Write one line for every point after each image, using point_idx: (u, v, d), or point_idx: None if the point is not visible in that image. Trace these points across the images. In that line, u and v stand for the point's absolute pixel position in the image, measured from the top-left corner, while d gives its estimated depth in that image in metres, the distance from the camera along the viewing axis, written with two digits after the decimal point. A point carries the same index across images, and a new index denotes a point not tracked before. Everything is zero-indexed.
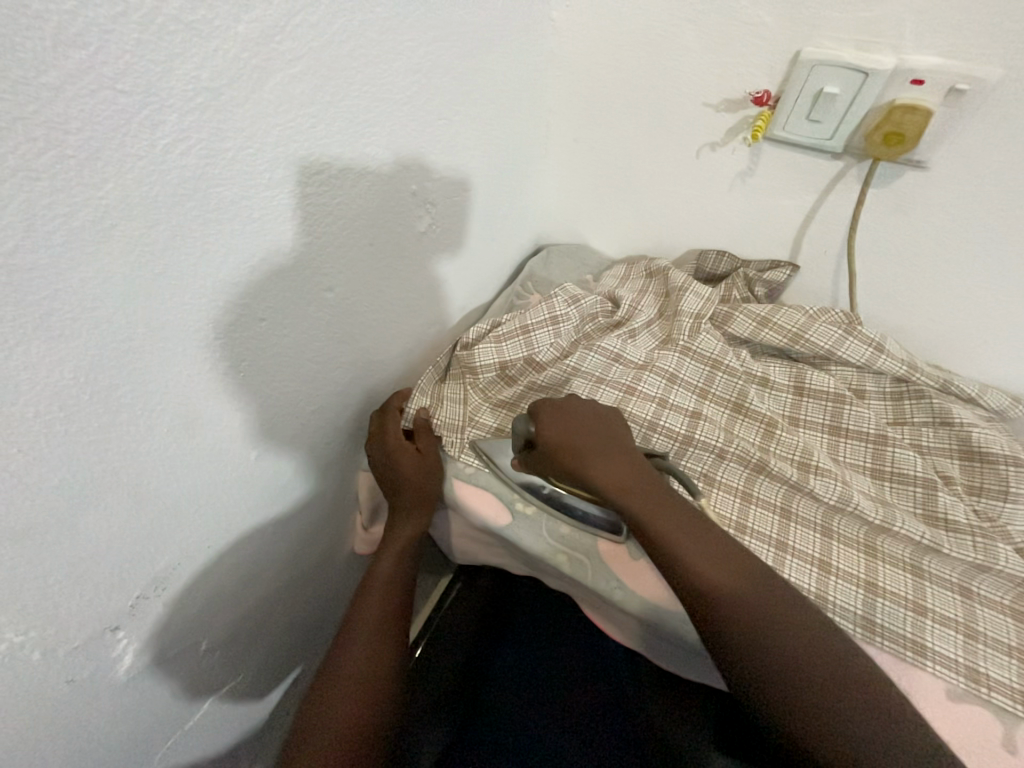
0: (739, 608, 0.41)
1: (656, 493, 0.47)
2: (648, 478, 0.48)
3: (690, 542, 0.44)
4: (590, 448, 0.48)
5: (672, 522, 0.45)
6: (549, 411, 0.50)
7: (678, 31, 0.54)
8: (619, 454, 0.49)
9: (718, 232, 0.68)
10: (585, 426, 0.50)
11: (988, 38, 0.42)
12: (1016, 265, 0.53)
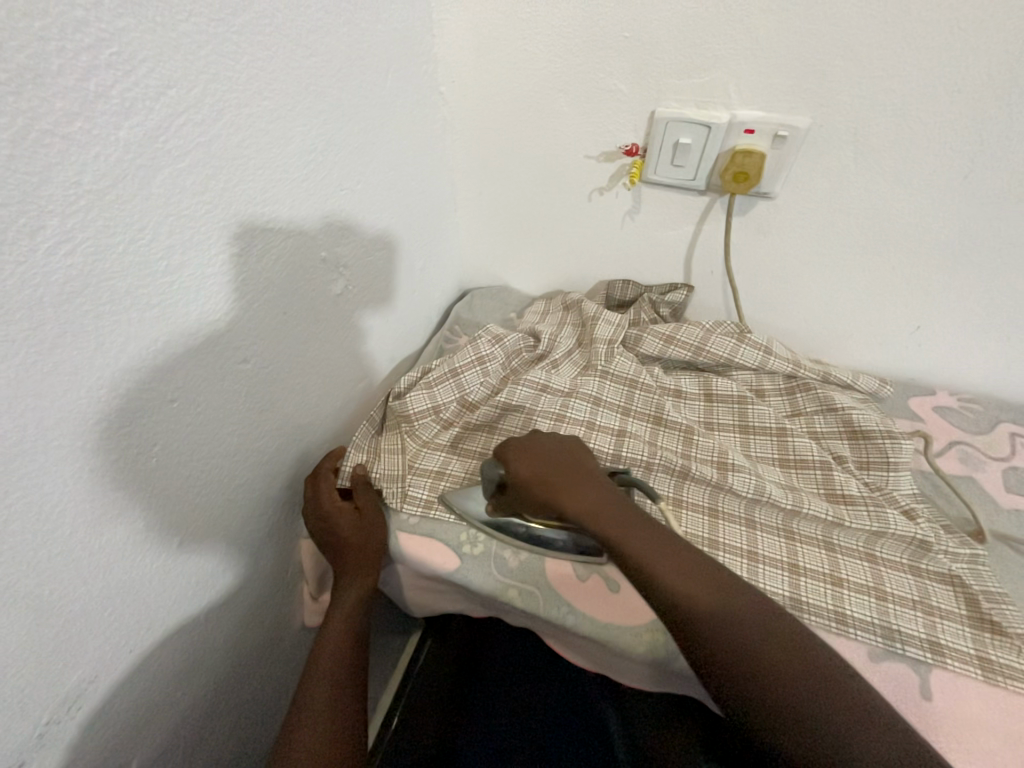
0: (714, 614, 0.40)
1: (629, 514, 0.47)
2: (618, 501, 0.48)
3: (666, 558, 0.43)
4: (560, 479, 0.49)
5: (648, 540, 0.45)
6: (516, 450, 0.52)
7: (553, 99, 0.61)
8: (591, 482, 0.50)
9: (619, 263, 0.75)
10: (553, 460, 0.51)
11: (793, 96, 0.52)
12: (858, 269, 0.62)
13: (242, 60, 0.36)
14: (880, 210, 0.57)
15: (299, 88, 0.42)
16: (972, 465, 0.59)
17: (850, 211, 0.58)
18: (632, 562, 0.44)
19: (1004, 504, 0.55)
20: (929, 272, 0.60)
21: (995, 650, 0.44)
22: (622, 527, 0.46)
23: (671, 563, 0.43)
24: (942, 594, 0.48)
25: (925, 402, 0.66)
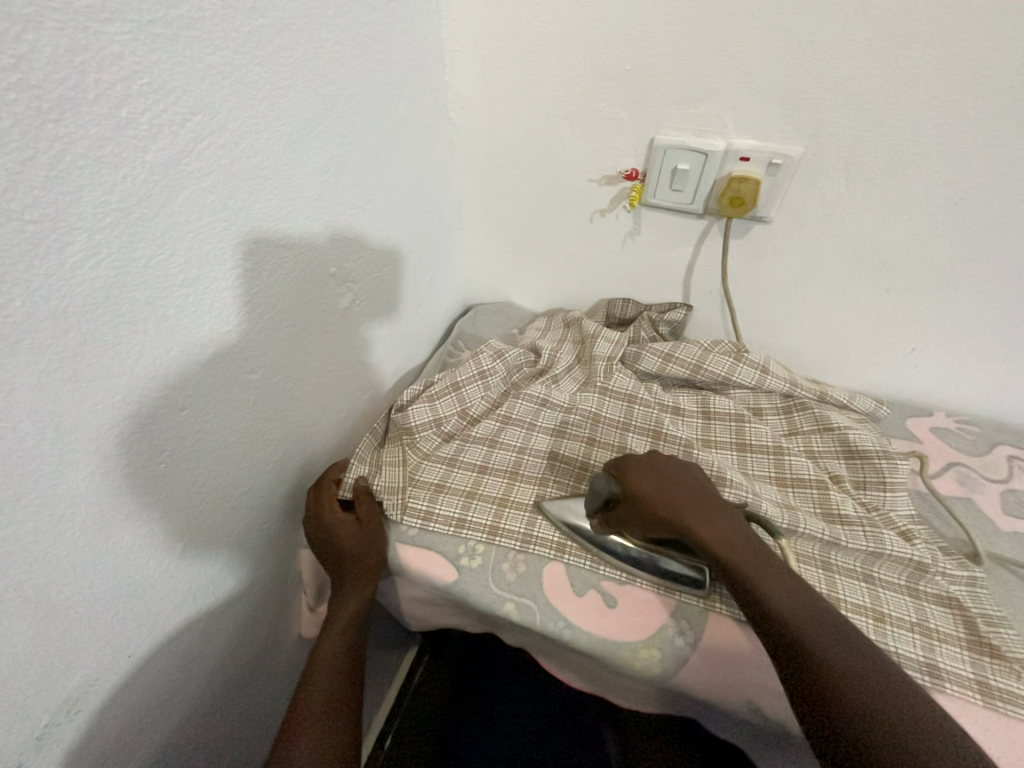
0: (825, 647, 0.38)
1: (755, 547, 0.45)
2: (745, 535, 0.46)
3: (790, 597, 0.42)
4: (685, 501, 0.48)
5: (777, 579, 0.43)
6: (637, 466, 0.51)
7: (557, 126, 0.64)
8: (717, 510, 0.48)
9: (619, 282, 0.77)
10: (678, 481, 0.49)
11: (787, 126, 0.54)
12: (852, 292, 0.64)
13: (262, 89, 0.38)
14: (872, 235, 0.58)
15: (317, 115, 0.45)
16: (969, 486, 0.59)
17: (843, 237, 0.60)
18: (755, 596, 0.42)
19: (1002, 526, 0.56)
20: (922, 296, 0.61)
21: (994, 674, 0.44)
22: (747, 562, 0.44)
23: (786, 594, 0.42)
24: (939, 617, 0.48)
25: (921, 423, 0.67)
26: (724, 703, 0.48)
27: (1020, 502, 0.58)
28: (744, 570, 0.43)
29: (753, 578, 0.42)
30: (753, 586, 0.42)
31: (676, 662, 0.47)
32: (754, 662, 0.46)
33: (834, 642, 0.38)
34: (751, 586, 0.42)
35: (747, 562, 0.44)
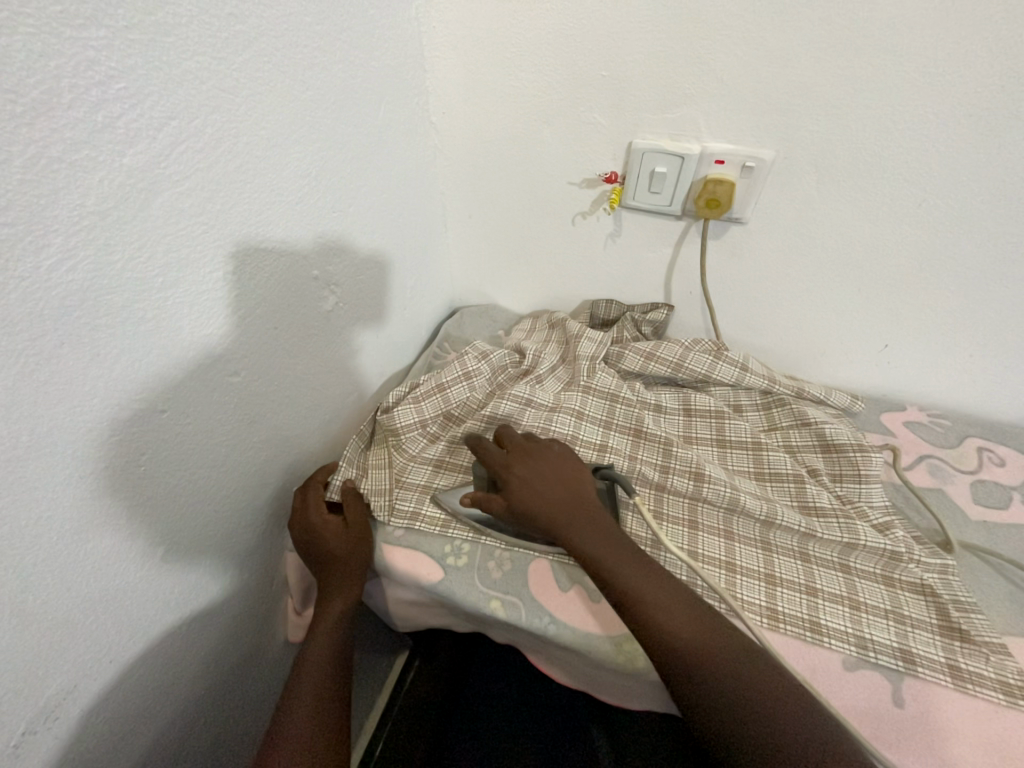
0: (676, 628, 0.43)
1: (613, 537, 0.49)
2: (607, 528, 0.50)
3: (648, 584, 0.46)
4: (561, 504, 0.51)
5: (638, 571, 0.47)
6: (507, 460, 0.54)
7: (537, 130, 0.65)
8: (584, 509, 0.51)
9: (602, 283, 0.78)
10: (551, 479, 0.52)
11: (758, 130, 0.55)
12: (826, 291, 0.66)
13: (241, 94, 0.39)
14: (843, 235, 0.60)
15: (296, 118, 0.45)
16: (941, 477, 0.61)
17: (815, 238, 0.61)
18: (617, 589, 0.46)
19: (971, 515, 0.57)
20: (892, 293, 0.63)
21: (965, 658, 0.45)
22: (609, 554, 0.48)
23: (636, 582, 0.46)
24: (914, 604, 0.49)
25: (895, 416, 0.69)
26: None
27: (988, 491, 0.60)
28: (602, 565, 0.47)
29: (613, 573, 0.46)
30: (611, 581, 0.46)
31: None
32: None
33: (685, 624, 0.43)
34: (608, 581, 0.46)
35: (604, 555, 0.48)
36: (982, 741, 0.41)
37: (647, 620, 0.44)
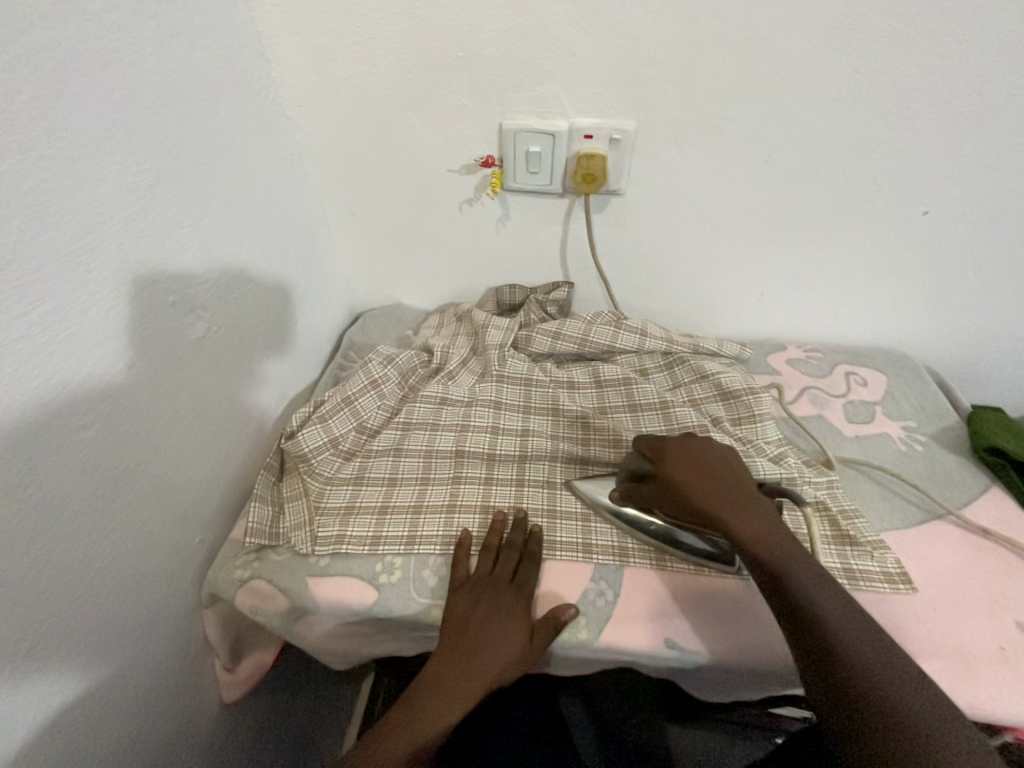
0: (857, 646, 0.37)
1: (790, 537, 0.43)
2: (781, 528, 0.44)
3: (818, 585, 0.40)
4: (722, 493, 0.46)
5: (817, 582, 0.41)
6: (674, 451, 0.50)
7: (403, 117, 0.62)
8: (757, 504, 0.45)
9: (501, 269, 0.77)
10: (711, 471, 0.48)
11: (618, 103, 0.57)
12: (705, 251, 0.70)
13: (17, 101, 0.32)
14: (710, 196, 0.64)
15: (106, 124, 0.39)
16: (820, 404, 0.69)
17: (686, 201, 0.65)
18: (790, 594, 0.40)
19: (847, 434, 0.65)
20: (760, 245, 0.68)
21: (856, 559, 0.51)
22: (781, 556, 0.42)
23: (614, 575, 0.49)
24: (811, 521, 0.55)
25: (780, 357, 0.76)
26: (649, 655, 0.49)
27: (858, 410, 0.68)
28: (772, 561, 0.42)
29: (788, 572, 0.41)
30: (783, 578, 0.41)
31: (600, 623, 0.49)
32: (663, 607, 0.50)
33: (866, 640, 0.37)
34: (781, 578, 0.41)
35: (775, 552, 0.42)
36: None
37: (824, 633, 0.38)
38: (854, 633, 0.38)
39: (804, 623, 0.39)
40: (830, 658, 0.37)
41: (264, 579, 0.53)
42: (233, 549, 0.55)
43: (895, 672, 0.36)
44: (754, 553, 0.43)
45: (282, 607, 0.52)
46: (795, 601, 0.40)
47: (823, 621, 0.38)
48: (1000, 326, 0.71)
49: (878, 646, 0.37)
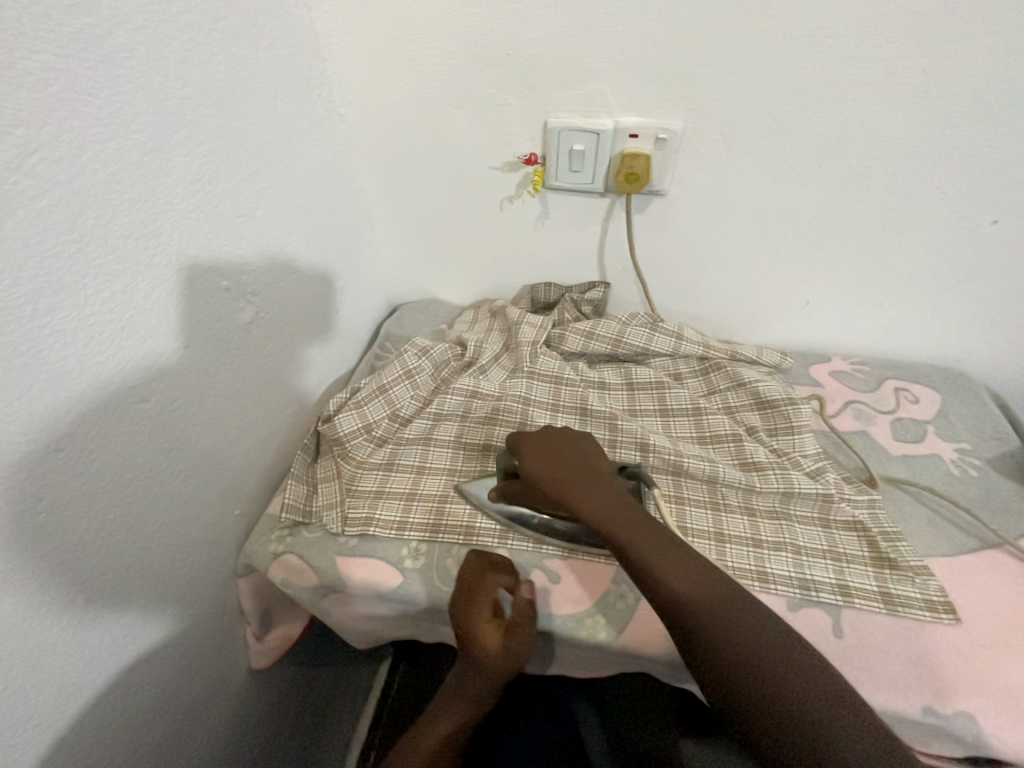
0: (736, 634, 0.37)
1: (634, 509, 0.46)
2: (624, 501, 0.47)
3: (659, 548, 0.42)
4: (568, 478, 0.49)
5: (667, 556, 0.42)
6: (531, 443, 0.53)
7: (450, 115, 0.63)
8: (599, 482, 0.49)
9: (537, 267, 0.77)
10: (557, 456, 0.52)
11: (666, 102, 0.56)
12: (749, 254, 0.68)
13: (102, 95, 0.35)
14: (758, 199, 0.62)
15: (177, 119, 0.41)
16: (864, 420, 0.66)
17: (732, 204, 0.63)
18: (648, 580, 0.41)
19: (892, 452, 0.62)
20: (809, 251, 0.65)
21: (894, 584, 0.49)
22: (625, 529, 0.44)
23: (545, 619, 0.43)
24: (848, 540, 0.52)
25: (823, 368, 0.73)
26: (668, 663, 0.48)
27: (906, 428, 0.64)
28: (620, 544, 0.44)
29: (630, 546, 0.43)
30: (630, 555, 0.43)
31: (620, 626, 0.49)
32: None
33: (746, 629, 0.37)
34: (630, 555, 0.43)
35: (624, 527, 0.44)
36: (911, 663, 0.45)
37: (692, 621, 0.38)
38: (700, 599, 0.39)
39: (661, 601, 0.40)
40: (687, 624, 0.39)
41: (296, 554, 0.55)
42: (269, 524, 0.58)
43: (755, 641, 0.37)
44: (606, 535, 0.45)
45: (312, 583, 0.54)
46: (645, 584, 0.42)
47: (670, 596, 0.40)
48: None
49: (736, 620, 0.38)
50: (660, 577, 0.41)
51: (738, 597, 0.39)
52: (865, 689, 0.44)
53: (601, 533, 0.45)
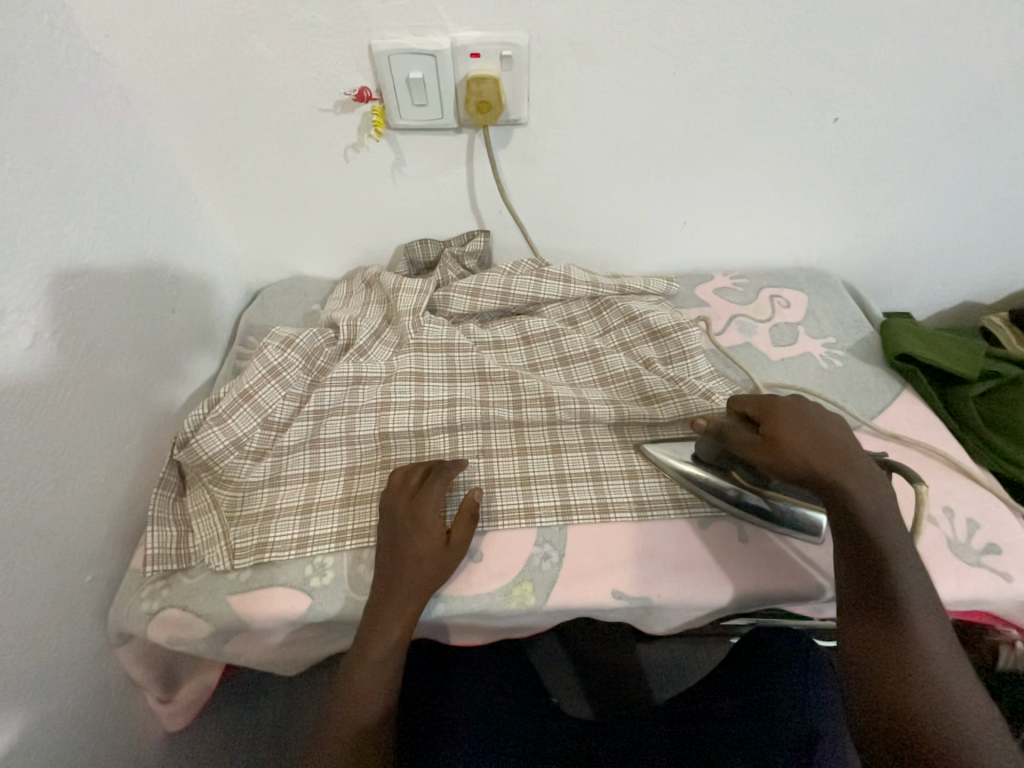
0: (930, 646, 0.36)
1: (901, 522, 0.40)
2: (892, 503, 0.41)
3: (913, 573, 0.39)
4: (845, 461, 0.41)
5: (918, 575, 0.39)
6: (788, 410, 0.44)
7: (247, 46, 0.51)
8: (879, 480, 0.41)
9: (406, 224, 0.69)
10: (828, 433, 0.43)
11: (502, 11, 0.49)
12: (623, 182, 0.65)
13: None
14: (622, 118, 0.58)
15: None
16: (746, 332, 0.69)
17: (596, 128, 0.59)
18: (890, 584, 0.38)
19: (773, 358, 0.66)
20: (681, 169, 0.64)
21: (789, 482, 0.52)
22: (894, 546, 0.39)
23: (403, 586, 0.45)
24: None
25: (707, 288, 0.74)
26: (602, 610, 0.48)
27: (782, 333, 0.68)
28: (884, 547, 0.39)
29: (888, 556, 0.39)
30: (886, 559, 0.39)
31: (548, 586, 0.48)
32: (609, 559, 0.49)
33: (939, 638, 0.37)
34: (888, 557, 0.39)
35: (888, 537, 0.39)
36: (798, 552, 0.49)
37: (907, 629, 0.37)
38: (940, 644, 0.36)
39: (885, 606, 0.37)
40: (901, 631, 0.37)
41: (177, 606, 0.47)
42: (136, 580, 0.49)
43: (957, 681, 0.35)
44: (872, 532, 0.39)
45: (204, 632, 0.47)
46: (890, 590, 0.38)
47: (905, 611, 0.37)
48: (908, 231, 0.72)
49: (949, 642, 0.37)
50: (907, 595, 0.38)
51: (935, 607, 0.38)
52: (763, 582, 0.48)
53: (857, 524, 0.40)
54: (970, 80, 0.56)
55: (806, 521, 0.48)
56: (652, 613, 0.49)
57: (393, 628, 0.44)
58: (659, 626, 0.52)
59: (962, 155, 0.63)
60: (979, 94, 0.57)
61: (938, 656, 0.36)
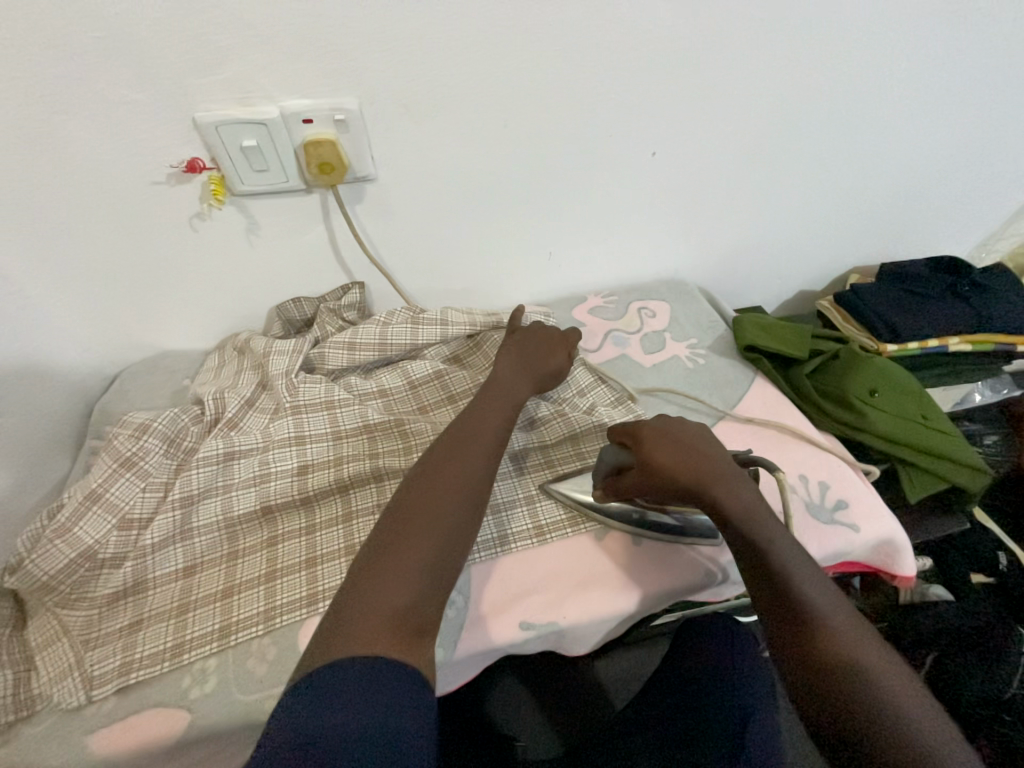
0: (831, 629, 0.37)
1: (763, 508, 0.43)
2: (761, 499, 0.44)
3: (794, 556, 0.40)
4: (710, 471, 0.44)
5: (798, 557, 0.40)
6: (652, 430, 0.48)
7: (54, 126, 0.48)
8: (737, 477, 0.44)
9: (274, 285, 0.67)
10: (692, 445, 0.46)
11: (328, 79, 0.51)
12: (482, 222, 0.68)
13: None
14: (467, 163, 0.62)
15: None
16: (620, 344, 0.74)
17: (445, 176, 0.62)
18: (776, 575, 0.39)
19: (646, 366, 0.71)
20: (533, 204, 0.69)
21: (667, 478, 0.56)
22: (766, 537, 0.41)
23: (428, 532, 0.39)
24: None
25: (582, 309, 0.79)
26: (516, 645, 0.48)
27: (652, 340, 0.75)
28: (756, 539, 0.41)
29: (768, 545, 0.41)
30: (762, 551, 0.41)
31: (457, 632, 0.47)
32: (513, 591, 0.49)
33: (838, 617, 0.37)
34: (763, 550, 0.41)
35: (756, 529, 0.42)
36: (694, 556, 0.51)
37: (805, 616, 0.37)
38: (838, 623, 0.37)
39: (784, 600, 0.38)
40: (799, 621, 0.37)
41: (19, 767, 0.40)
42: None
43: (872, 658, 0.35)
44: (739, 527, 0.42)
45: None
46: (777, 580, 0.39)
47: (802, 602, 0.38)
48: (738, 239, 0.83)
49: (849, 618, 0.38)
50: (800, 586, 0.39)
51: (825, 585, 0.39)
52: (664, 582, 0.50)
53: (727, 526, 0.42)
54: (750, 113, 0.66)
55: (701, 525, 0.51)
56: (565, 636, 0.49)
57: (408, 564, 0.38)
58: (579, 647, 0.52)
59: (760, 173, 0.74)
60: (761, 124, 0.68)
61: (843, 637, 0.36)
